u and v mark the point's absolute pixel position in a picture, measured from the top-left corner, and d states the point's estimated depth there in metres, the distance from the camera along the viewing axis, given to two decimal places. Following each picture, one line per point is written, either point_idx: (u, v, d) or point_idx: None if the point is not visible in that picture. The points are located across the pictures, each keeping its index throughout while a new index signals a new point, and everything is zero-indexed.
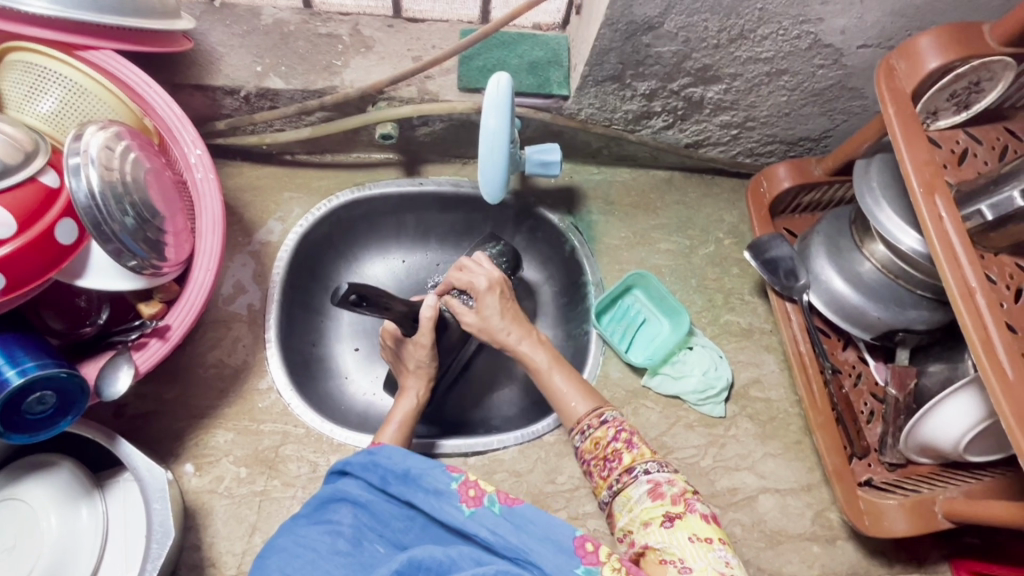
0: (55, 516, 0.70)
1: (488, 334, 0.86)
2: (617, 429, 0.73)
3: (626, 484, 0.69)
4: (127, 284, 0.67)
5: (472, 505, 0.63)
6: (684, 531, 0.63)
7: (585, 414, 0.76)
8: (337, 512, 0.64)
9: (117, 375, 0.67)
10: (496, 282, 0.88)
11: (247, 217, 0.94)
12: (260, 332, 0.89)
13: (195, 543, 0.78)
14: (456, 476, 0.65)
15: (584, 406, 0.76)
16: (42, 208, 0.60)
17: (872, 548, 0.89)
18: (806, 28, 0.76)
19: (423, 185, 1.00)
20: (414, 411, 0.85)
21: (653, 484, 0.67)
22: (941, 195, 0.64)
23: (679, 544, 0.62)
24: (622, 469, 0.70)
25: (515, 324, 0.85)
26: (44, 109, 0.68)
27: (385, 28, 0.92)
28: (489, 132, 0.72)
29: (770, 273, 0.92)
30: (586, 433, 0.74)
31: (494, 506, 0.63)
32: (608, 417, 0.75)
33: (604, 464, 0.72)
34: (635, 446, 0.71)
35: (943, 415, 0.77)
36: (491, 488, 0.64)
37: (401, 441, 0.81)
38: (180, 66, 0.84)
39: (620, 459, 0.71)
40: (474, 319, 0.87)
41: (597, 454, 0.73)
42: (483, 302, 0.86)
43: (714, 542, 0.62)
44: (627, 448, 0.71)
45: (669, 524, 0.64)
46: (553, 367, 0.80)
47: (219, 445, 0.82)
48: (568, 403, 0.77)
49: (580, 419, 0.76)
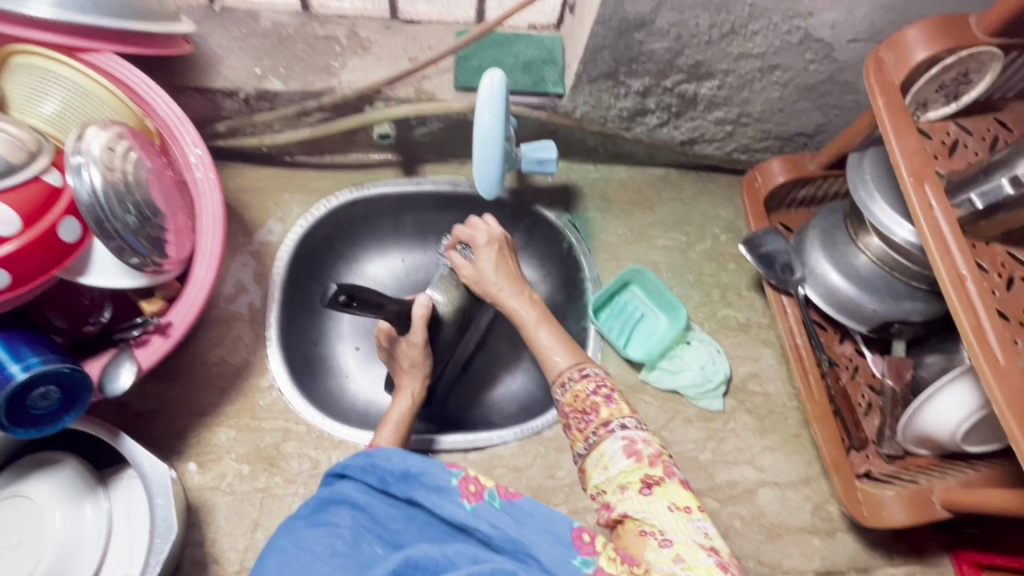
0: (59, 514, 0.71)
1: (480, 287, 0.88)
2: (597, 384, 0.72)
3: (601, 439, 0.68)
4: (130, 282, 0.68)
5: (473, 501, 0.62)
6: (663, 500, 0.62)
7: (564, 368, 0.74)
8: (336, 514, 0.65)
9: (119, 372, 0.68)
10: (496, 239, 0.90)
11: (248, 218, 0.95)
12: (261, 330, 0.90)
13: (198, 539, 0.79)
14: (455, 472, 0.64)
15: (566, 359, 0.76)
16: (45, 206, 0.61)
17: (872, 541, 0.89)
18: (796, 23, 0.77)
19: (422, 185, 1.01)
20: (410, 411, 0.86)
21: (628, 440, 0.66)
22: (931, 183, 0.65)
23: (657, 511, 0.61)
24: (599, 423, 0.69)
25: (505, 279, 0.86)
26: (47, 111, 0.69)
27: (382, 30, 0.93)
28: (482, 128, 0.73)
29: (766, 267, 0.93)
30: (566, 386, 0.73)
31: (494, 500, 0.63)
32: (591, 371, 0.73)
33: (582, 417, 0.71)
34: (614, 402, 0.70)
35: (939, 405, 0.77)
36: (491, 483, 0.64)
37: (398, 440, 0.82)
38: (181, 70, 0.85)
39: (598, 412, 0.70)
40: (470, 269, 0.88)
41: (576, 407, 0.71)
42: (482, 254, 0.88)
43: (692, 511, 0.62)
44: (605, 403, 0.70)
45: (647, 490, 0.63)
46: (540, 323, 0.81)
47: (221, 443, 0.83)
48: (551, 356, 0.77)
49: (562, 372, 0.75)
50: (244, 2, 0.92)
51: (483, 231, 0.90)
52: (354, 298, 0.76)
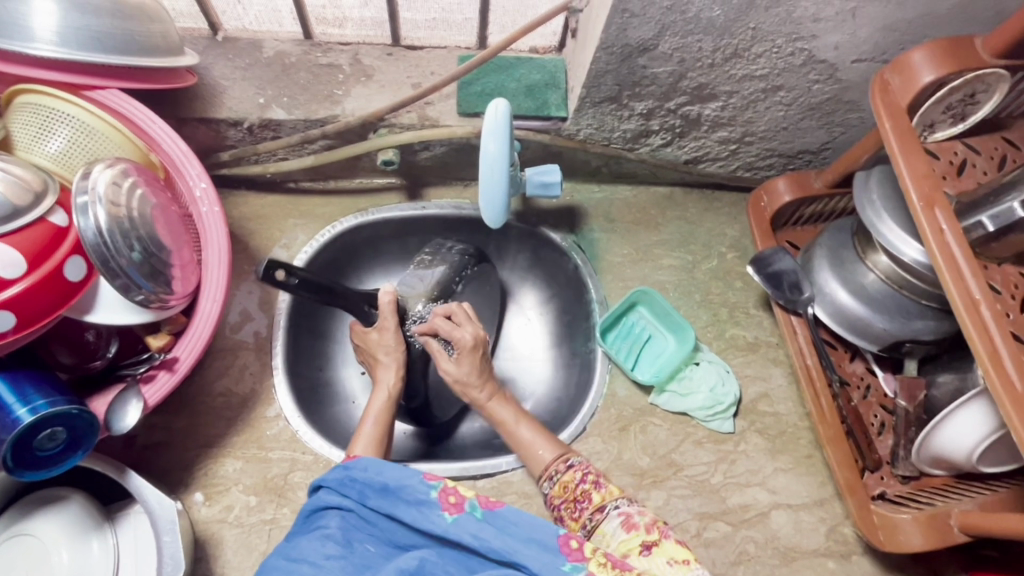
0: (66, 551, 0.70)
1: (475, 380, 0.82)
2: (583, 471, 0.74)
3: (599, 522, 0.70)
4: (134, 317, 0.68)
5: (454, 512, 0.60)
6: (661, 557, 0.62)
7: (551, 461, 0.77)
8: (325, 518, 0.64)
9: (126, 410, 0.68)
10: (480, 340, 0.84)
11: (253, 245, 0.95)
12: (266, 359, 0.90)
13: (206, 573, 0.78)
14: (434, 484, 0.61)
15: (550, 453, 0.77)
16: (51, 247, 0.61)
17: (889, 563, 0.87)
18: (800, 45, 0.77)
19: (426, 209, 1.00)
20: (388, 407, 0.82)
21: (625, 516, 0.68)
22: (941, 208, 0.64)
23: (658, 566, 0.62)
24: (593, 509, 0.71)
25: (483, 378, 0.83)
26: (52, 149, 0.69)
27: (385, 56, 0.93)
28: (487, 157, 0.72)
29: (774, 286, 0.92)
30: (554, 480, 0.75)
31: (475, 511, 0.60)
32: (576, 460, 0.76)
33: (574, 506, 0.73)
34: (603, 487, 0.72)
35: (955, 424, 0.76)
36: (471, 493, 0.61)
37: (378, 439, 0.77)
38: (185, 100, 0.85)
39: (590, 499, 0.72)
40: (451, 371, 0.82)
41: (567, 498, 0.74)
42: (466, 356, 0.82)
43: (690, 562, 0.61)
44: (595, 488, 0.72)
45: (647, 551, 0.63)
46: (520, 420, 0.80)
47: (228, 474, 0.83)
48: (535, 452, 0.78)
49: (547, 466, 0.76)
50: (246, 32, 0.93)
51: (472, 326, 0.85)
52: (295, 276, 0.79)
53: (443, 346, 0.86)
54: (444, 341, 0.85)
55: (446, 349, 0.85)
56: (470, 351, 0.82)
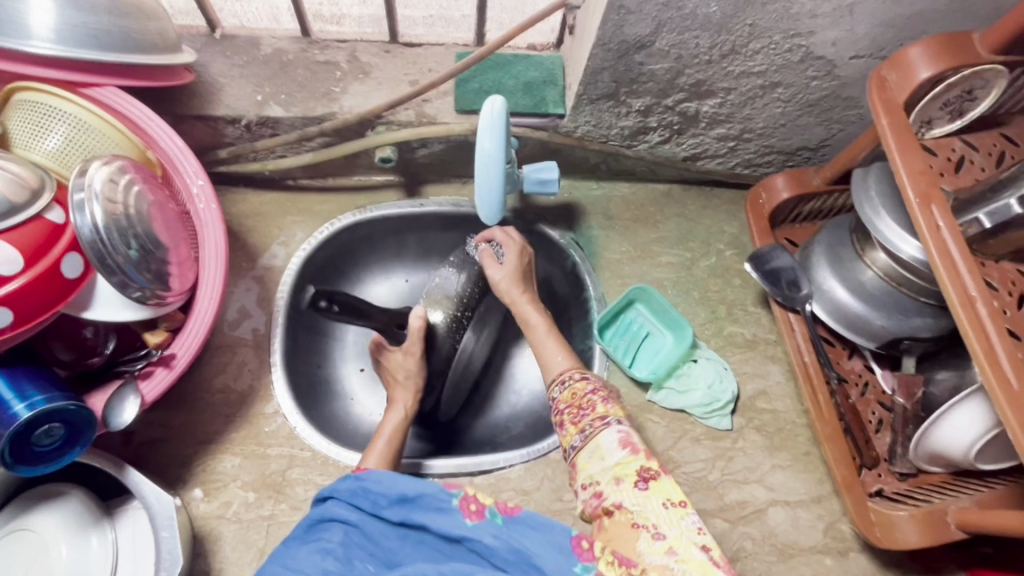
0: (65, 547, 0.71)
1: (509, 284, 0.89)
2: (597, 386, 0.74)
3: (597, 432, 0.69)
4: (132, 314, 0.68)
5: (474, 519, 0.61)
6: (658, 496, 0.62)
7: (567, 368, 0.78)
8: (330, 531, 0.63)
9: (123, 406, 0.68)
10: (526, 251, 0.92)
11: (251, 242, 0.96)
12: (265, 355, 0.90)
13: (205, 569, 0.78)
14: (455, 492, 0.62)
15: (567, 361, 0.80)
16: (48, 244, 0.61)
17: (886, 560, 0.87)
18: (797, 41, 0.77)
19: (424, 206, 1.00)
20: (402, 425, 0.84)
21: (623, 434, 0.68)
22: (937, 203, 0.64)
23: (652, 509, 0.61)
24: (594, 417, 0.70)
25: (521, 284, 0.89)
26: (50, 146, 0.69)
27: (382, 53, 0.93)
28: (483, 153, 0.72)
29: (772, 283, 0.92)
30: (566, 385, 0.76)
31: (495, 517, 0.61)
32: (591, 375, 0.76)
33: (578, 412, 0.72)
34: (610, 402, 0.72)
35: (951, 422, 0.76)
36: (490, 500, 0.62)
37: (391, 455, 0.80)
38: (182, 98, 0.86)
39: (594, 408, 0.71)
40: (497, 275, 0.89)
41: (573, 404, 0.73)
42: (512, 259, 0.90)
43: (686, 507, 0.61)
44: (603, 401, 0.72)
45: (643, 484, 0.63)
46: (550, 330, 0.84)
47: (226, 471, 0.83)
48: (553, 359, 0.80)
49: (563, 372, 0.78)
50: (244, 29, 0.93)
51: (517, 243, 0.92)
52: (336, 303, 0.84)
53: (495, 253, 0.93)
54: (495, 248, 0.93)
55: (497, 253, 0.92)
56: (518, 254, 0.91)
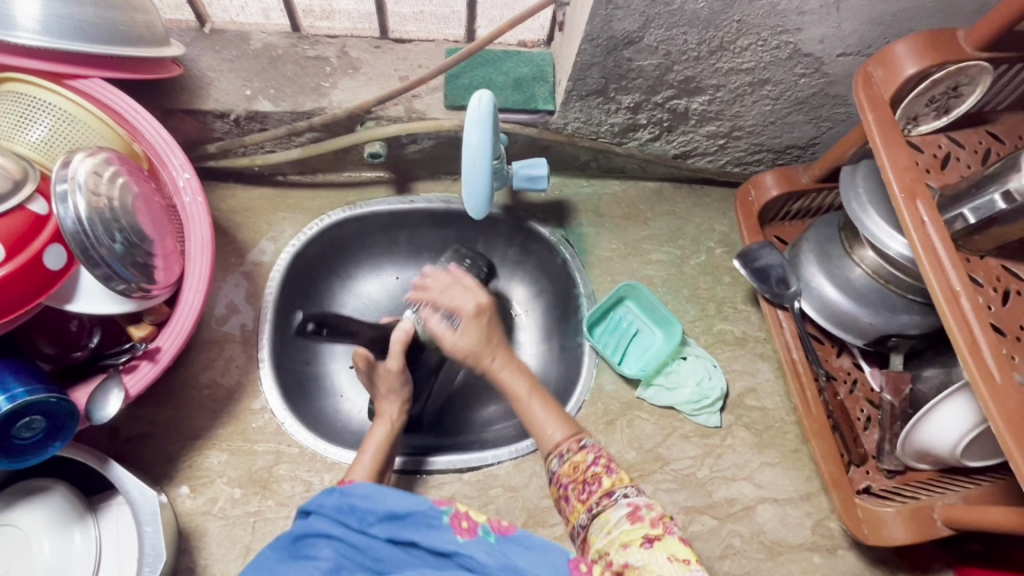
0: (48, 542, 0.70)
1: (474, 357, 0.78)
2: (597, 455, 0.70)
3: (605, 508, 0.65)
4: (116, 307, 0.67)
5: (465, 536, 0.60)
6: (664, 552, 0.58)
7: (562, 438, 0.72)
8: (317, 547, 0.61)
9: (106, 400, 0.67)
10: (483, 307, 0.81)
11: (240, 238, 0.95)
12: (253, 351, 0.89)
13: (189, 565, 0.78)
14: (445, 508, 0.61)
15: (561, 431, 0.72)
16: (30, 234, 0.61)
17: (874, 557, 0.87)
18: (785, 38, 0.77)
19: (414, 203, 1.00)
20: (390, 438, 0.81)
21: (633, 507, 0.63)
22: (923, 199, 0.64)
23: (657, 562, 0.57)
24: (601, 493, 0.66)
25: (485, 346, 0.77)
26: (33, 138, 0.68)
27: (372, 49, 0.93)
28: (470, 148, 0.72)
29: (761, 280, 0.92)
30: (564, 456, 0.71)
31: (488, 535, 0.60)
32: (590, 442, 0.71)
33: (582, 487, 0.68)
34: (615, 471, 0.68)
35: (938, 419, 0.76)
36: (483, 518, 0.61)
37: (375, 469, 0.77)
38: (171, 92, 0.85)
39: (600, 482, 0.67)
40: (454, 345, 0.79)
41: (574, 477, 0.69)
42: (467, 326, 0.79)
43: (692, 563, 0.57)
44: (606, 472, 0.68)
45: (648, 544, 0.59)
46: (532, 395, 0.75)
47: (213, 466, 0.83)
48: (545, 429, 0.73)
49: (557, 442, 0.72)
50: (234, 24, 0.93)
51: (469, 299, 0.82)
52: (325, 327, 0.87)
53: (444, 320, 0.83)
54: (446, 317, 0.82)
55: (449, 323, 0.81)
56: (470, 319, 0.80)
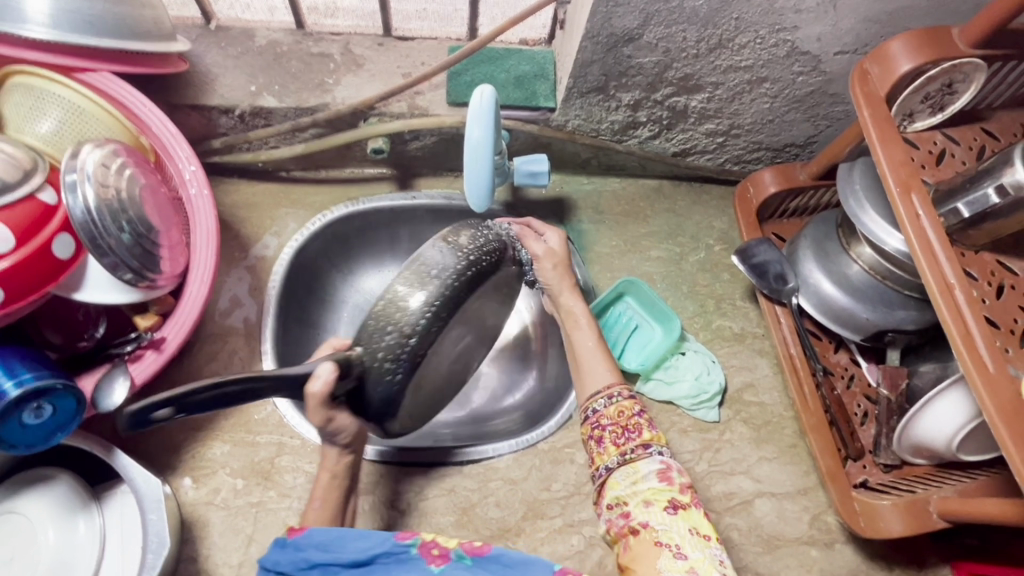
0: (52, 530, 0.71)
1: (558, 268, 0.87)
2: (642, 409, 0.74)
3: (637, 458, 0.69)
4: (122, 297, 0.68)
5: (440, 563, 0.58)
6: (685, 522, 0.63)
7: (614, 381, 0.77)
8: None
9: (113, 388, 0.68)
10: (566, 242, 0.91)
11: (244, 233, 0.96)
12: (255, 344, 0.90)
13: (192, 555, 0.79)
14: (412, 541, 0.59)
15: (612, 374, 0.78)
16: (39, 223, 0.62)
17: (871, 552, 0.88)
18: (783, 36, 0.78)
19: (416, 199, 1.00)
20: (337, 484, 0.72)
21: (664, 466, 0.68)
22: (917, 193, 0.65)
23: (679, 532, 0.62)
24: (639, 443, 0.70)
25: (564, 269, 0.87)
26: (43, 129, 0.70)
27: (375, 46, 0.94)
28: (472, 142, 0.73)
29: (759, 276, 0.93)
30: (613, 399, 0.74)
31: (463, 558, 0.58)
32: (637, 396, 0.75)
33: (621, 433, 0.72)
34: (654, 428, 0.72)
35: (933, 413, 0.77)
36: (454, 542, 0.58)
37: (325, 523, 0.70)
38: (178, 87, 0.87)
39: (639, 432, 0.71)
40: (541, 253, 0.87)
41: (618, 421, 0.72)
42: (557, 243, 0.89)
43: (711, 540, 0.62)
44: (648, 426, 0.71)
45: (672, 509, 0.64)
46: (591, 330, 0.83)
47: (216, 458, 0.83)
48: (593, 367, 0.78)
49: (608, 385, 0.76)
50: (239, 21, 0.94)
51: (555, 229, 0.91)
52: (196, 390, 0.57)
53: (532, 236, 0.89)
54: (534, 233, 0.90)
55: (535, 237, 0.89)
56: (562, 241, 0.90)
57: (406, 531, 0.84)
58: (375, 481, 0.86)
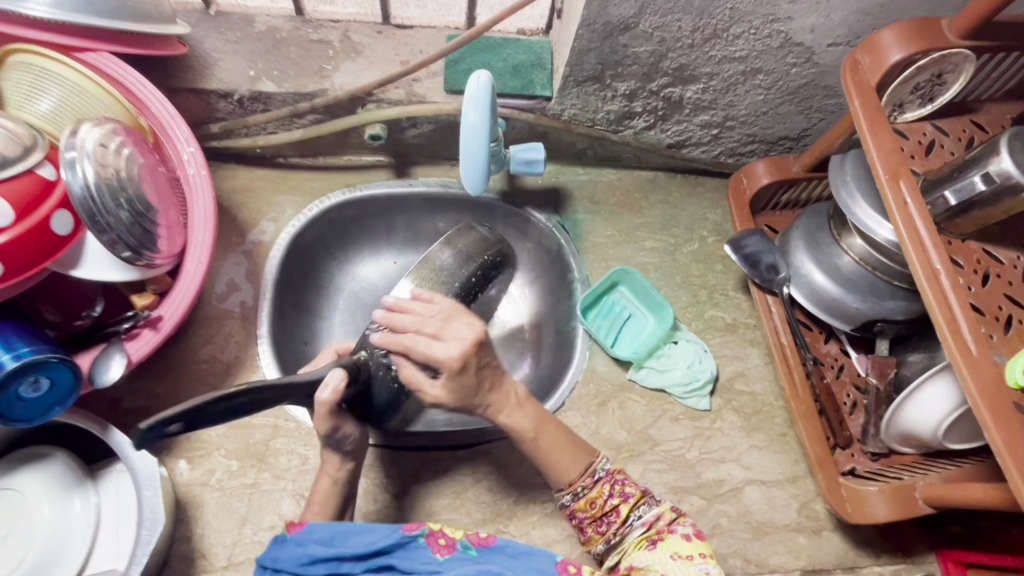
0: (48, 506, 0.71)
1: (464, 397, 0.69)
2: (611, 484, 0.72)
3: (621, 534, 0.69)
4: (120, 274, 0.69)
5: (445, 552, 0.64)
6: (666, 551, 0.67)
7: (578, 476, 0.71)
8: None
9: (110, 364, 0.70)
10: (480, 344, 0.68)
11: (241, 218, 0.97)
12: (252, 328, 0.91)
13: (186, 534, 0.79)
14: (420, 531, 0.64)
15: (576, 467, 0.71)
16: (39, 199, 0.63)
17: (859, 539, 0.89)
18: (777, 27, 0.79)
19: (413, 186, 1.01)
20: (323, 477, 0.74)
21: (647, 525, 0.69)
22: (906, 180, 0.66)
23: (661, 561, 0.65)
24: (618, 520, 0.70)
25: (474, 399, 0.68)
26: (43, 108, 0.71)
27: (374, 34, 0.95)
28: (469, 127, 0.74)
29: (752, 266, 0.94)
30: (579, 494, 0.71)
31: (468, 549, 0.64)
32: (603, 469, 0.72)
33: (600, 519, 0.71)
34: (630, 496, 0.71)
35: (919, 402, 0.78)
36: (460, 533, 0.64)
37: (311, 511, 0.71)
38: (177, 70, 0.87)
39: (618, 512, 0.70)
40: (441, 398, 0.68)
41: (591, 510, 0.71)
42: (459, 375, 0.66)
43: (695, 558, 0.65)
44: (622, 498, 0.71)
45: (652, 545, 0.67)
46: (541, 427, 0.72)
47: (211, 439, 0.84)
48: (559, 468, 0.71)
49: (574, 481, 0.71)
50: (239, 7, 0.94)
51: (458, 343, 0.66)
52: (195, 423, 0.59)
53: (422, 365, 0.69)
54: (429, 367, 0.69)
55: (431, 372, 0.69)
56: (453, 377, 0.66)
57: (399, 514, 0.84)
58: (368, 464, 0.87)
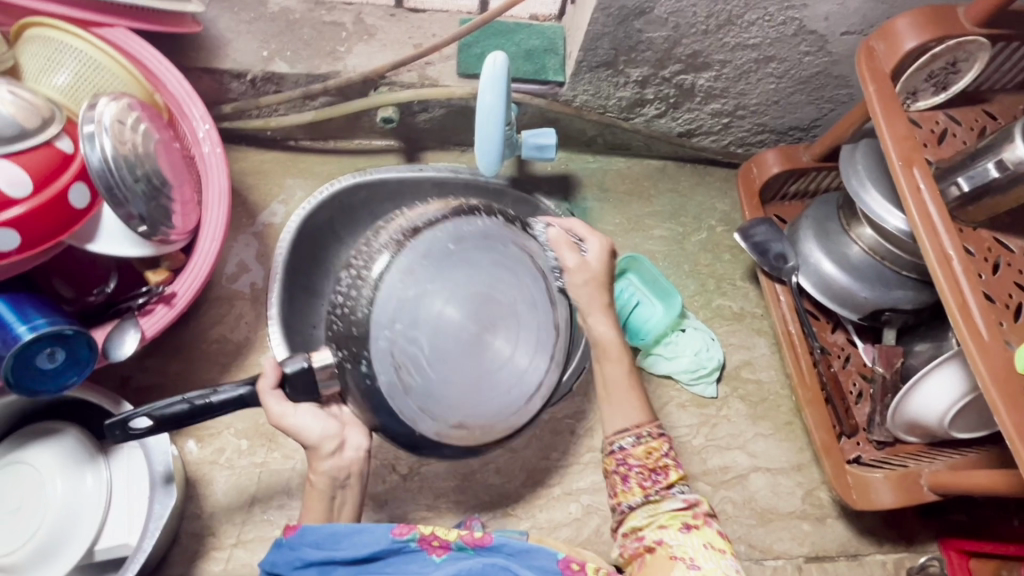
0: (60, 480, 0.72)
1: (593, 285, 0.75)
2: (669, 445, 0.71)
3: (660, 497, 0.67)
4: (135, 250, 0.70)
5: (441, 553, 0.62)
6: (700, 539, 0.64)
7: (643, 421, 0.72)
8: None
9: (123, 339, 0.70)
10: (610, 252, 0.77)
11: (251, 200, 0.97)
12: (261, 309, 0.91)
13: (196, 512, 0.80)
14: (410, 536, 0.62)
15: (639, 412, 0.72)
16: (57, 171, 0.64)
17: (862, 527, 0.90)
18: (791, 14, 0.80)
19: (422, 172, 0.94)
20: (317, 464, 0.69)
21: (686, 502, 0.66)
22: (919, 166, 0.67)
23: (691, 546, 0.63)
24: (664, 484, 0.68)
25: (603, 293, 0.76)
26: (59, 82, 0.71)
27: (387, 17, 0.95)
28: (484, 108, 0.74)
29: (761, 255, 0.94)
30: (640, 439, 0.70)
31: (464, 548, 0.62)
32: (666, 436, 0.71)
33: (648, 474, 0.69)
34: (680, 467, 0.70)
35: (924, 393, 0.79)
36: (453, 535, 0.62)
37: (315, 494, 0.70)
38: (190, 51, 0.87)
39: (665, 475, 0.69)
40: (574, 268, 0.74)
41: (646, 462, 0.69)
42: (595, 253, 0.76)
43: (725, 553, 0.62)
44: (674, 467, 0.69)
45: (686, 529, 0.64)
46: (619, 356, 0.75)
47: (220, 419, 0.84)
48: (620, 404, 0.73)
49: (636, 423, 0.71)
50: None
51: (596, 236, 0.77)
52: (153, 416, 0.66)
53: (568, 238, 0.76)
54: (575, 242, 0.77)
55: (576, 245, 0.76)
56: (599, 258, 0.76)
57: (407, 496, 0.85)
58: (376, 446, 0.87)
